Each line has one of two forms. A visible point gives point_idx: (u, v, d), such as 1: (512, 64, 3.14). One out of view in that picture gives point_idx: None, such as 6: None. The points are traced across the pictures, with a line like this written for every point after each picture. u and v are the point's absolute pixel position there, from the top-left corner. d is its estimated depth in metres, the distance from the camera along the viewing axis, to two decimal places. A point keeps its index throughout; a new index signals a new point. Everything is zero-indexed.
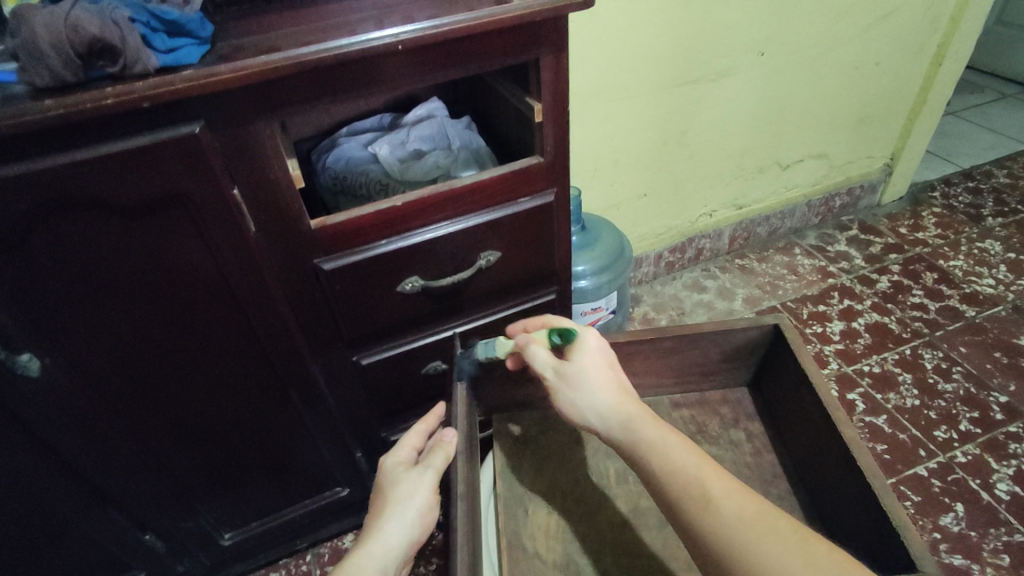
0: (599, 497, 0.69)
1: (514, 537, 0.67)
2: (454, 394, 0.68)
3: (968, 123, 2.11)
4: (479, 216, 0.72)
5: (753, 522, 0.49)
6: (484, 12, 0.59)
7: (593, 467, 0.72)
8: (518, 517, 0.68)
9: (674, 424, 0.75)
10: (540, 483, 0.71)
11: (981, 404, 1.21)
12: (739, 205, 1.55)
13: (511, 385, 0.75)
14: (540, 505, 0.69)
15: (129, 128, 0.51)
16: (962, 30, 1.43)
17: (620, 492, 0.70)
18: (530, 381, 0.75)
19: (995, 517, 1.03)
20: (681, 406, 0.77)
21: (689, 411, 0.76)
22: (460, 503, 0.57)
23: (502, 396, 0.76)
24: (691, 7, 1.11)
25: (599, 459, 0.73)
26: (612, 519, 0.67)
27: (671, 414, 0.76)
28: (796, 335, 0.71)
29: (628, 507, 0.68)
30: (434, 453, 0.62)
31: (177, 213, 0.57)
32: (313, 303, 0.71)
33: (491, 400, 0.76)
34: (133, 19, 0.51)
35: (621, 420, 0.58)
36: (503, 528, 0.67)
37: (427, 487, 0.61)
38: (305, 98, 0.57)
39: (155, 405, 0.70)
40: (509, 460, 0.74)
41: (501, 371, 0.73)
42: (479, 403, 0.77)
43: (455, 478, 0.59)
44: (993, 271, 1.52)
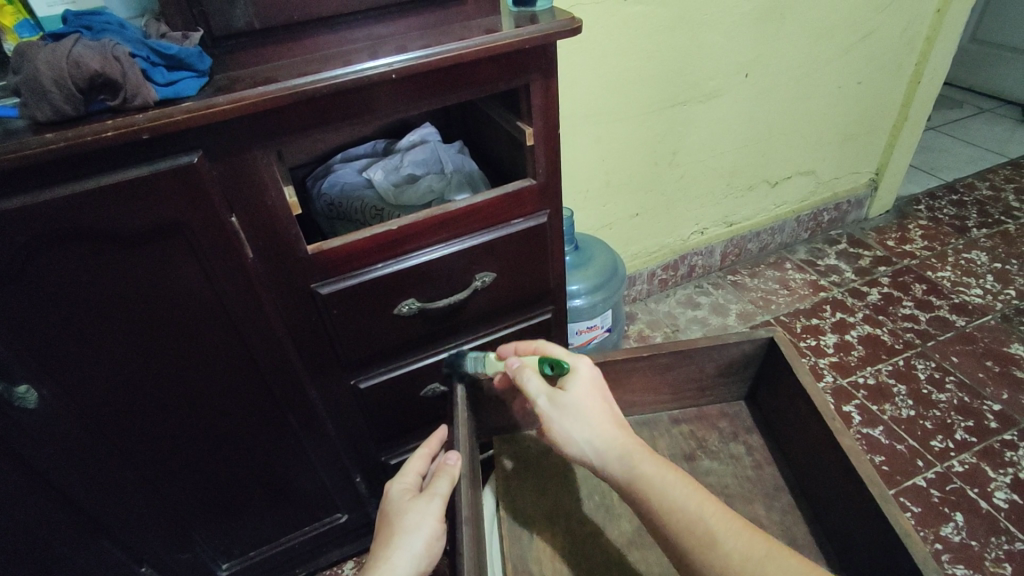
0: (604, 517, 0.69)
1: (519, 559, 0.66)
2: (454, 415, 0.68)
3: (949, 137, 2.16)
4: (474, 238, 0.73)
5: (764, 560, 0.49)
6: (476, 40, 0.60)
7: (596, 486, 0.72)
8: (523, 540, 0.68)
9: (674, 440, 0.75)
10: (543, 504, 0.71)
11: (976, 413, 1.22)
12: (729, 222, 1.57)
13: (509, 404, 0.75)
14: (543, 526, 0.69)
15: (129, 160, 0.52)
16: (938, 49, 1.48)
17: (624, 510, 0.69)
18: (530, 401, 0.75)
19: (995, 526, 1.03)
20: (680, 421, 0.77)
21: (688, 426, 0.77)
22: (465, 528, 0.57)
23: (502, 417, 0.76)
24: (675, 32, 1.14)
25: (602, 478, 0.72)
26: (617, 538, 0.67)
27: (671, 430, 0.76)
28: (789, 348, 0.72)
29: (634, 526, 0.68)
30: (439, 481, 0.62)
31: (175, 241, 0.58)
32: (312, 328, 0.71)
33: (491, 421, 0.77)
34: (133, 54, 0.53)
35: (618, 451, 0.58)
36: (508, 550, 0.67)
37: (433, 515, 0.61)
38: (299, 126, 0.58)
39: (154, 435, 0.70)
40: (512, 482, 0.73)
41: (501, 391, 0.73)
42: (479, 425, 0.77)
43: (461, 503, 0.59)
44: (980, 281, 1.54)
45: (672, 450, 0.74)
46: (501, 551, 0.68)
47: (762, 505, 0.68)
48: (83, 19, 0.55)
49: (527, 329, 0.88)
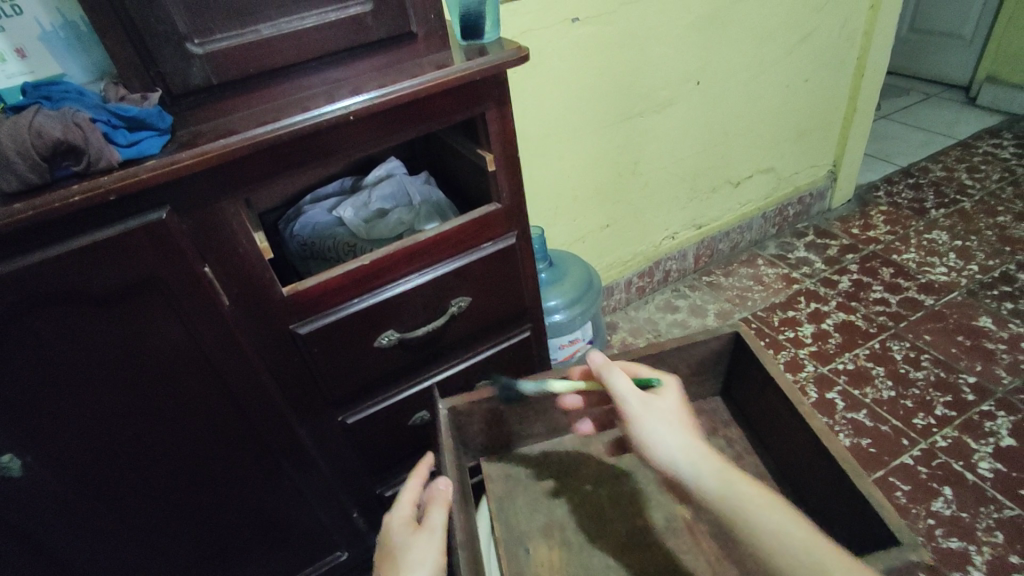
0: (598, 523, 0.70)
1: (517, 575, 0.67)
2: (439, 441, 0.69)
3: (899, 125, 2.24)
4: (447, 264, 0.75)
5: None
6: (428, 76, 0.62)
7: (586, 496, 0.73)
8: (520, 556, 0.68)
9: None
10: (535, 518, 0.72)
11: (953, 387, 1.25)
12: (699, 225, 1.61)
13: (493, 425, 0.76)
14: (537, 537, 0.70)
15: (97, 222, 0.53)
16: (876, 43, 1.55)
17: (616, 515, 0.70)
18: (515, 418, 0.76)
19: (983, 496, 1.05)
20: None
21: None
22: (462, 554, 0.58)
23: (487, 437, 0.77)
24: (625, 48, 1.18)
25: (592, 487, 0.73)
26: (611, 543, 0.68)
27: None
28: (753, 338, 0.74)
29: (627, 529, 0.68)
30: (436, 511, 0.62)
31: (152, 296, 0.59)
32: (295, 368, 0.72)
33: (476, 442, 0.78)
34: (94, 119, 0.54)
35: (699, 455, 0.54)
36: (506, 569, 0.68)
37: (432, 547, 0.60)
38: (265, 173, 0.59)
39: (145, 491, 0.70)
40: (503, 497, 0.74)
41: (483, 413, 0.74)
42: (466, 449, 0.78)
43: (456, 530, 0.60)
44: (944, 259, 1.59)
45: None
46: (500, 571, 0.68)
47: None
48: (42, 89, 0.56)
49: (508, 349, 0.89)
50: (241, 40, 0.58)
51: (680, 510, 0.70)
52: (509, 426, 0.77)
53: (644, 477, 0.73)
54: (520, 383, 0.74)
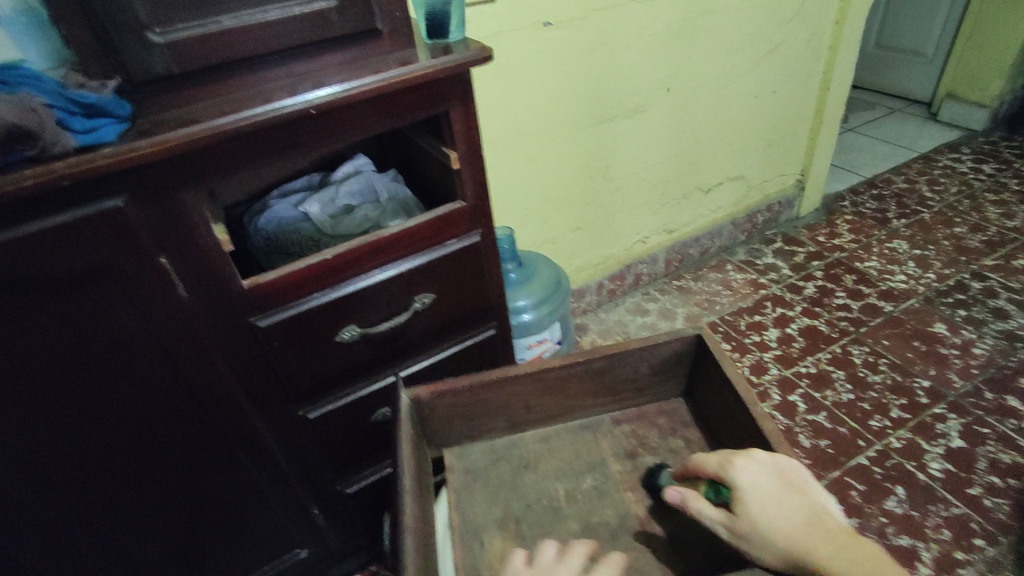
0: (553, 518, 0.71)
1: (471, 567, 0.67)
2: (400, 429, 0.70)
3: (866, 137, 2.31)
4: (410, 261, 0.76)
5: None
6: (391, 73, 0.63)
7: (544, 490, 0.74)
8: (474, 549, 0.69)
9: (617, 440, 0.79)
10: (493, 511, 0.72)
11: (907, 391, 1.29)
12: (669, 229, 1.64)
13: (456, 418, 0.77)
14: (493, 525, 0.71)
15: (50, 208, 0.53)
16: (841, 57, 1.59)
17: (572, 510, 0.71)
18: (477, 411, 0.77)
19: (933, 495, 1.09)
20: (622, 422, 0.81)
21: (629, 426, 0.80)
22: (408, 535, 0.59)
23: (452, 428, 0.78)
24: (596, 54, 1.20)
25: (549, 482, 0.75)
26: (565, 536, 0.69)
27: (613, 431, 0.80)
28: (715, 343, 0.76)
29: (580, 522, 0.70)
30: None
31: (107, 285, 0.58)
32: (255, 361, 0.72)
33: (439, 433, 0.78)
34: (50, 105, 0.53)
35: (806, 533, 0.54)
36: (459, 559, 0.68)
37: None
38: (225, 164, 0.59)
39: (98, 485, 0.69)
40: (462, 493, 0.75)
41: (447, 406, 0.75)
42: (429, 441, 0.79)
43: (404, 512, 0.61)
44: (903, 267, 1.64)
45: (615, 450, 0.78)
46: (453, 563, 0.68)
47: None
48: None
49: (472, 346, 0.90)
50: (202, 29, 0.58)
51: (634, 508, 0.71)
52: (468, 421, 0.78)
53: (602, 475, 0.75)
54: (485, 376, 0.75)
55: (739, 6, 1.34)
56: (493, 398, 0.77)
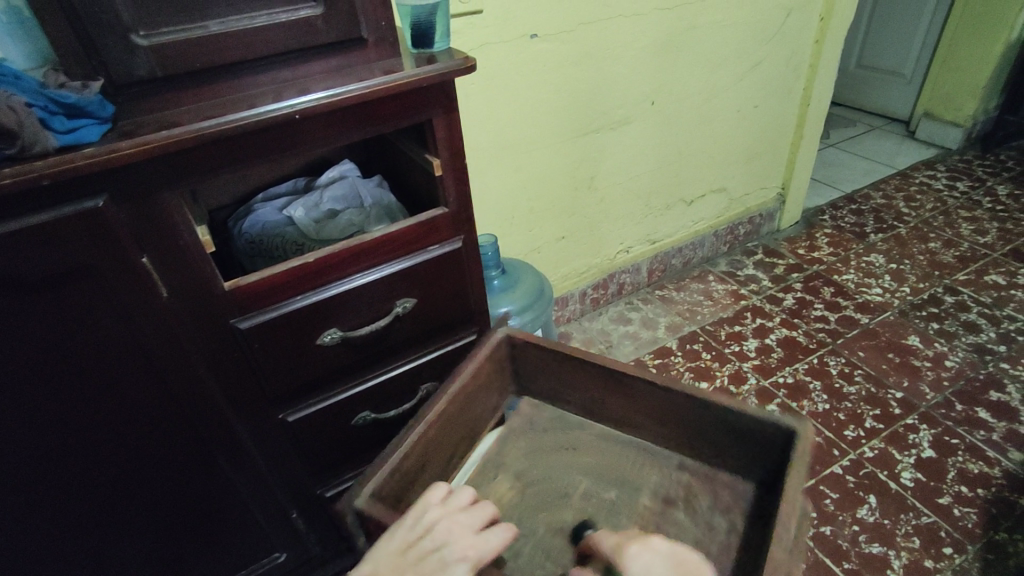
0: (558, 502, 0.70)
1: (475, 487, 0.73)
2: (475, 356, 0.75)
3: (846, 153, 2.36)
4: (393, 265, 0.76)
5: None
6: (376, 81, 0.64)
7: (563, 476, 0.73)
8: (488, 478, 0.74)
9: (665, 481, 0.70)
10: (514, 470, 0.74)
11: (881, 401, 1.32)
12: (652, 240, 1.67)
13: (539, 371, 0.79)
14: (507, 479, 0.73)
15: (29, 207, 0.53)
16: (821, 74, 1.63)
17: (573, 503, 0.70)
18: (549, 374, 0.79)
19: (904, 504, 1.11)
20: (685, 470, 0.71)
21: (689, 478, 0.70)
22: (417, 427, 0.66)
23: (535, 378, 0.80)
24: (581, 66, 1.22)
25: (571, 472, 0.73)
26: (551, 524, 0.68)
27: (671, 473, 0.71)
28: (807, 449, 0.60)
29: (576, 518, 0.68)
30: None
31: (85, 285, 0.58)
32: (234, 363, 0.72)
33: (523, 378, 0.81)
34: (30, 105, 0.53)
35: None
36: (472, 475, 0.74)
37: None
38: (208, 167, 0.60)
39: (72, 486, 0.68)
40: (511, 435, 0.78)
41: (531, 357, 0.78)
42: (517, 380, 0.82)
43: (428, 407, 0.68)
44: (880, 281, 1.68)
45: (657, 487, 0.70)
46: (466, 476, 0.74)
47: None
48: None
49: (454, 351, 0.91)
50: (187, 35, 0.58)
51: (628, 528, 0.66)
52: (541, 380, 0.80)
53: (630, 497, 0.69)
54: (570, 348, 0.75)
55: (721, 22, 1.37)
56: (567, 374, 0.77)
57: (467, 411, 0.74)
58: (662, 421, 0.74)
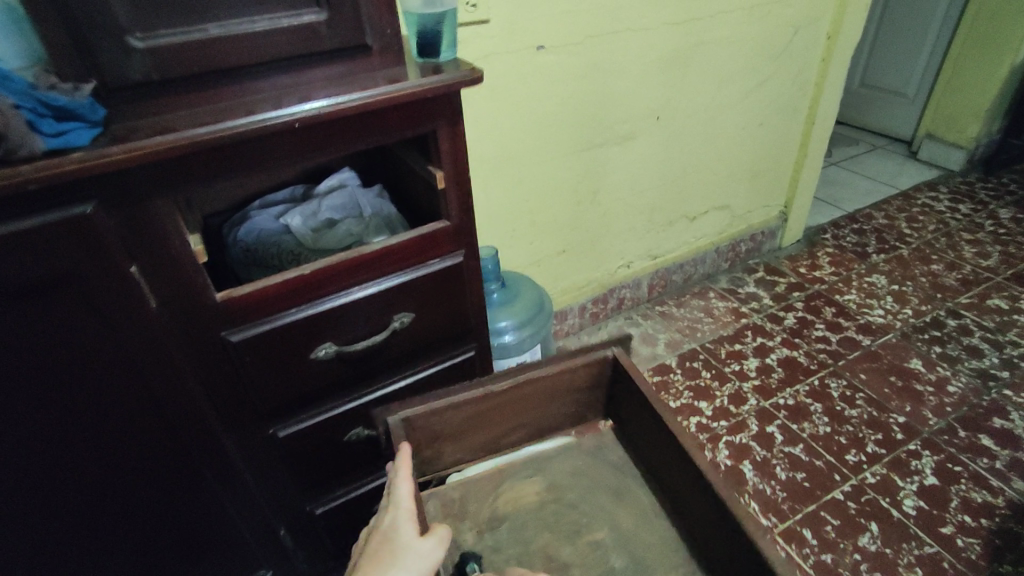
0: (567, 533, 0.68)
1: (513, 471, 0.76)
2: (566, 361, 0.75)
3: (848, 172, 2.36)
4: (391, 279, 0.74)
5: None
6: (379, 90, 0.62)
7: (588, 513, 0.70)
8: (525, 472, 0.75)
9: None
10: (544, 488, 0.73)
11: (884, 426, 1.29)
12: (653, 255, 1.65)
13: (626, 405, 0.76)
14: (538, 484, 0.74)
15: (13, 213, 0.50)
16: (826, 93, 1.62)
17: (579, 542, 0.67)
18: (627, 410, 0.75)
19: (906, 533, 1.09)
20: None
21: None
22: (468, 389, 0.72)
23: (624, 410, 0.77)
24: (587, 79, 1.21)
25: (598, 517, 0.70)
26: (545, 548, 0.67)
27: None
28: None
29: (572, 557, 0.66)
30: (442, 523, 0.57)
31: (70, 294, 0.56)
32: (224, 376, 0.70)
33: (616, 406, 0.79)
34: (17, 105, 0.51)
35: None
36: (518, 459, 0.77)
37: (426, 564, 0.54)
38: (203, 174, 0.58)
39: (50, 501, 0.65)
40: (573, 449, 0.78)
41: (627, 392, 0.75)
42: (614, 407, 0.79)
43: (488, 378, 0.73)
44: (882, 302, 1.66)
45: None
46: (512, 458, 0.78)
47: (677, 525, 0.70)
48: None
49: (451, 367, 0.88)
50: (186, 37, 0.56)
51: None
52: (625, 415, 0.77)
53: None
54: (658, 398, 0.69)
55: (728, 39, 1.36)
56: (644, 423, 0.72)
57: (530, 405, 0.76)
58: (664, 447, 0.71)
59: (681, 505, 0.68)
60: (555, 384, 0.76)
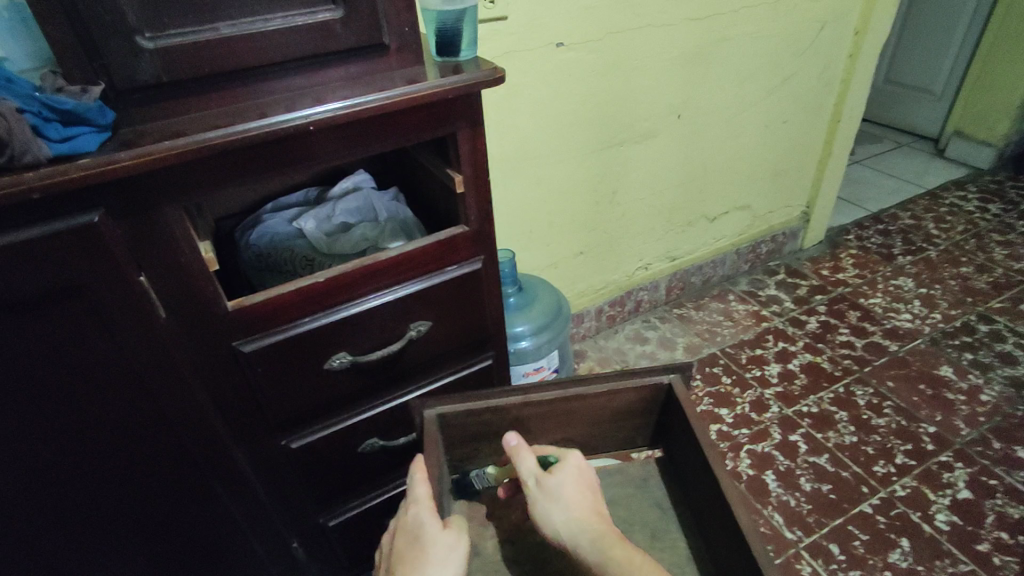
0: None
1: None
2: (616, 382, 0.71)
3: (872, 171, 2.30)
4: (408, 286, 0.71)
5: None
6: (397, 91, 0.59)
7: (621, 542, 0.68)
8: None
9: None
10: None
11: (913, 436, 1.25)
12: (672, 257, 1.61)
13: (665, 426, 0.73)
14: None
15: (17, 222, 0.48)
16: (853, 90, 1.57)
17: None
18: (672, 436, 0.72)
19: (939, 550, 1.05)
20: None
21: None
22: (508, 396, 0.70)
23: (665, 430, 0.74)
24: (607, 77, 1.17)
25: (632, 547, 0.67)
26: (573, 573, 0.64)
27: None
28: None
29: None
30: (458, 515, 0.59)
31: (76, 305, 0.54)
32: (236, 387, 0.67)
33: (661, 431, 0.75)
34: (22, 110, 0.49)
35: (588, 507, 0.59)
36: None
37: (456, 558, 0.55)
38: (213, 180, 0.55)
39: (57, 515, 0.64)
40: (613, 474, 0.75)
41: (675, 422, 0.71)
42: (654, 430, 0.76)
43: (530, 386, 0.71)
44: (909, 306, 1.61)
45: None
46: None
47: (707, 548, 0.66)
48: None
49: (468, 376, 0.86)
50: (196, 37, 0.54)
51: None
52: (670, 445, 0.73)
53: None
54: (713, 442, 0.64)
55: (754, 34, 1.32)
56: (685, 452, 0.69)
57: (567, 423, 0.73)
58: (692, 464, 0.68)
59: (711, 526, 0.64)
60: (599, 404, 0.72)
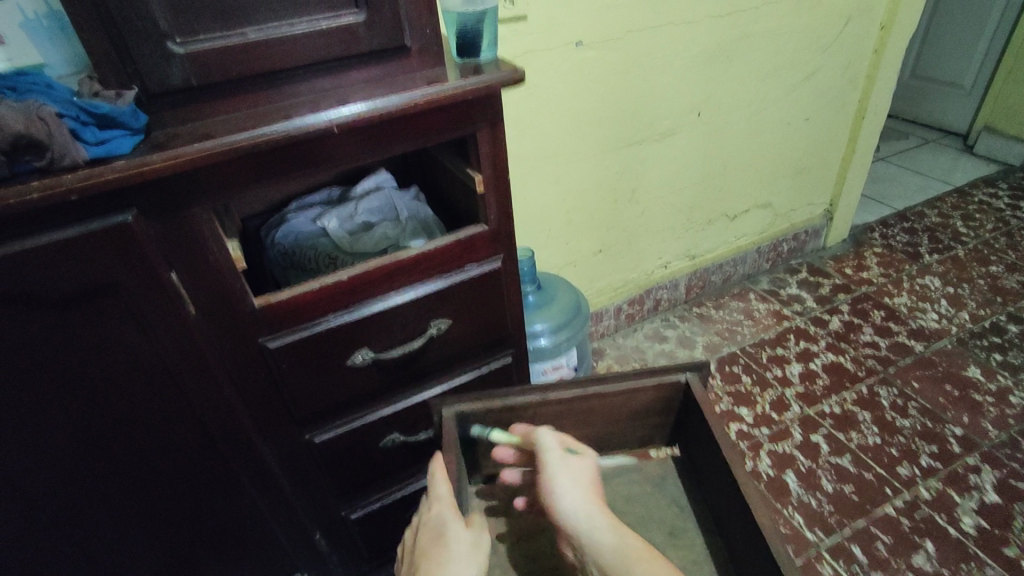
0: None
1: None
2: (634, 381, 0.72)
3: (898, 168, 2.25)
4: (428, 284, 0.72)
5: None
6: (418, 93, 0.60)
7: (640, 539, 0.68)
8: None
9: None
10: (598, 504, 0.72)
11: (939, 438, 1.23)
12: (692, 255, 1.60)
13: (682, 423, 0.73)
14: None
15: (56, 222, 0.50)
16: (878, 86, 1.55)
17: None
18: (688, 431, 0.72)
19: (965, 553, 1.03)
20: None
21: None
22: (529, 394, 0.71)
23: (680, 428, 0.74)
24: (627, 75, 1.17)
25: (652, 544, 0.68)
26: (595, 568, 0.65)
27: None
28: None
29: None
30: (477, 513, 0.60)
31: (111, 302, 0.56)
32: (262, 382, 0.69)
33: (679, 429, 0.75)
34: (61, 114, 0.51)
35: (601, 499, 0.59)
36: None
37: (478, 555, 0.56)
38: (241, 180, 0.57)
39: (93, 503, 0.66)
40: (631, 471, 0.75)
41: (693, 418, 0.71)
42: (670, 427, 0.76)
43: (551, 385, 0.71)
44: (936, 305, 1.58)
45: None
46: None
47: (727, 547, 0.66)
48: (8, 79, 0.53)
49: (487, 374, 0.86)
50: (225, 42, 0.56)
51: None
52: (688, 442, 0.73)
53: None
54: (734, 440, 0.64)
55: (776, 30, 1.30)
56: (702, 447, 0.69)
57: (586, 420, 0.74)
58: (711, 463, 0.68)
59: (730, 524, 0.64)
60: (619, 403, 0.73)
